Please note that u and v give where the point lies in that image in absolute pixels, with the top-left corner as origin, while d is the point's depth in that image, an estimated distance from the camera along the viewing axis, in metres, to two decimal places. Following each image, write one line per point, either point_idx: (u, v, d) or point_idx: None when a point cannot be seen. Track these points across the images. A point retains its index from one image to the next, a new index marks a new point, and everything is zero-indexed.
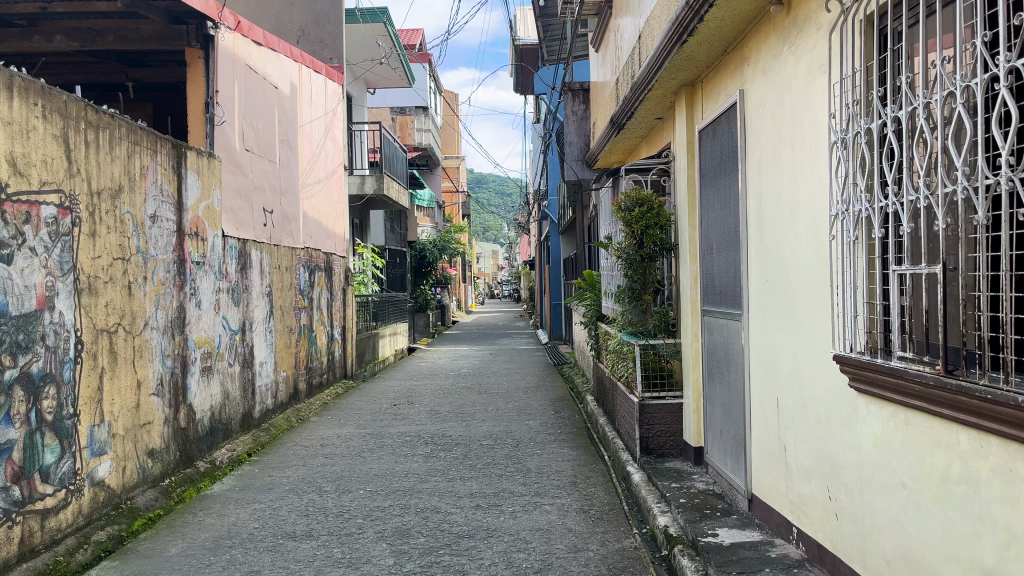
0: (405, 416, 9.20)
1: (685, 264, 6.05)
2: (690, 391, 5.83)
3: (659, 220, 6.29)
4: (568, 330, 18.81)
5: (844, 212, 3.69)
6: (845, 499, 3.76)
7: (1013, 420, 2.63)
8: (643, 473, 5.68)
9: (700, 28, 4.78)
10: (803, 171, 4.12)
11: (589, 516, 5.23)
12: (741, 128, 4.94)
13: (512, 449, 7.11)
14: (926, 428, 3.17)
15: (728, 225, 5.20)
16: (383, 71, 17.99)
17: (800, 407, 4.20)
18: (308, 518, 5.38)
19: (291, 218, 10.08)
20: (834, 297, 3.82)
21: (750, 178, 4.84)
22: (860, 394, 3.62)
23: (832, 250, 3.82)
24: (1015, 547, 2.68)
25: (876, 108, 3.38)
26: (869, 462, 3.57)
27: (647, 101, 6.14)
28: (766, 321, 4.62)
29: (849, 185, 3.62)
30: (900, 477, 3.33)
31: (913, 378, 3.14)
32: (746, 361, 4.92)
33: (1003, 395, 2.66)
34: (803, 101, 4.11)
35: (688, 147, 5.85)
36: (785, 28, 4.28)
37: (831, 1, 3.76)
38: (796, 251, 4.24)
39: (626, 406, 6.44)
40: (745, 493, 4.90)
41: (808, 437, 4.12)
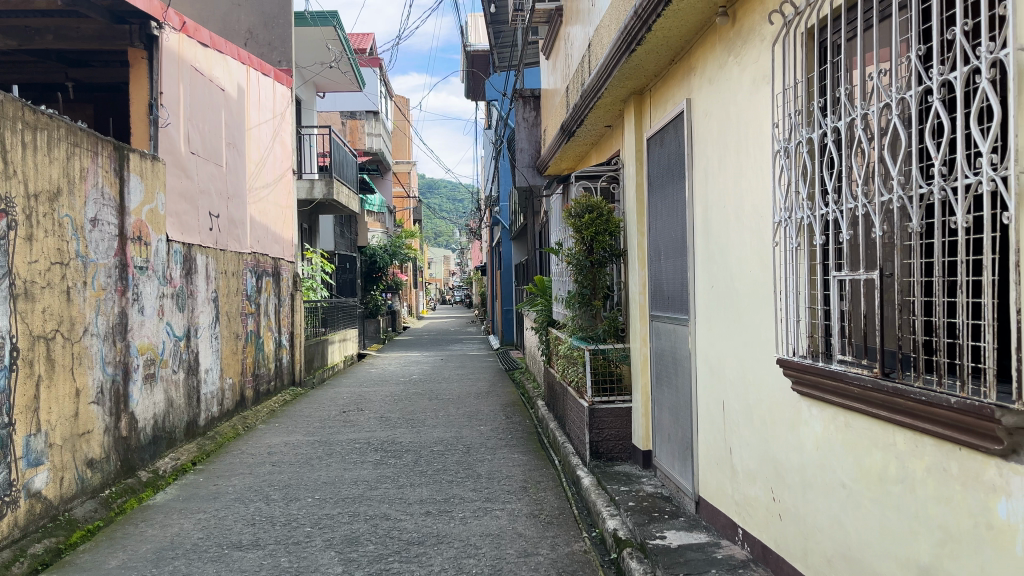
0: (354, 423, 9.11)
1: (633, 270, 6.12)
2: (639, 395, 5.89)
3: (608, 226, 6.32)
4: (519, 336, 18.87)
5: (786, 219, 3.78)
6: (788, 500, 3.84)
7: (948, 421, 2.74)
8: (592, 477, 5.72)
9: (648, 38, 4.86)
10: (748, 179, 4.21)
11: (540, 521, 5.25)
12: (687, 136, 5.03)
13: (462, 455, 7.09)
14: (865, 429, 3.27)
15: (675, 231, 5.30)
16: (333, 74, 17.84)
17: (745, 409, 4.28)
18: (255, 526, 5.29)
19: (238, 222, 9.90)
20: (778, 303, 3.91)
21: (697, 185, 4.93)
22: (802, 397, 3.71)
23: (775, 256, 3.91)
24: (949, 544, 2.80)
25: (817, 119, 3.49)
26: (811, 463, 3.66)
27: (596, 108, 6.20)
28: (713, 326, 4.70)
29: (791, 193, 3.71)
30: (840, 478, 3.43)
31: (852, 381, 3.24)
32: (693, 364, 5.00)
33: (937, 397, 2.76)
34: (747, 110, 4.21)
35: (637, 154, 5.93)
36: (729, 38, 4.38)
37: (774, 14, 3.86)
38: (741, 257, 4.32)
39: (576, 410, 6.46)
40: (692, 496, 4.98)
41: (753, 439, 4.20)
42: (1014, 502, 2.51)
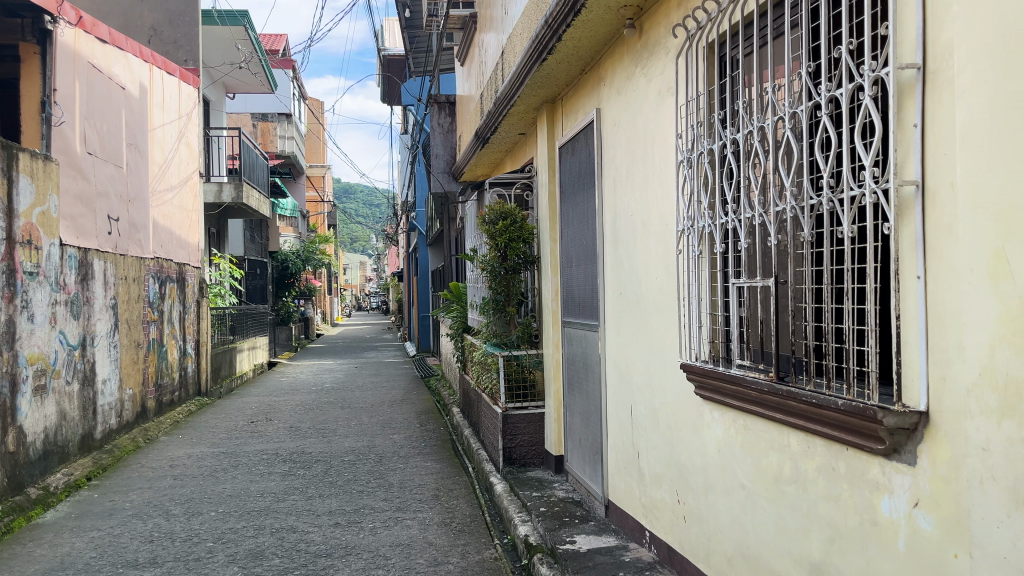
0: (262, 433, 8.88)
1: (546, 277, 6.18)
2: (551, 401, 5.95)
3: (522, 233, 6.36)
4: (435, 342, 18.80)
5: (689, 227, 3.87)
6: (692, 501, 3.93)
7: (836, 422, 2.85)
8: (505, 483, 5.73)
9: (559, 47, 4.91)
10: (654, 189, 4.30)
11: (450, 529, 5.22)
12: (597, 145, 5.11)
13: (374, 464, 7.00)
14: (762, 431, 3.38)
15: (586, 239, 5.37)
16: (243, 75, 17.41)
17: (652, 413, 4.36)
18: (153, 543, 5.07)
19: (139, 225, 9.52)
20: (682, 309, 4.01)
21: (606, 193, 5.01)
22: (704, 400, 3.81)
23: (679, 263, 4.00)
24: (838, 540, 2.92)
25: (717, 131, 3.59)
26: (713, 465, 3.76)
27: (510, 115, 6.23)
28: (622, 332, 4.78)
29: (693, 203, 3.81)
30: (739, 479, 3.53)
31: (749, 385, 3.34)
32: (603, 370, 5.07)
33: (825, 400, 2.88)
34: (653, 120, 4.31)
35: (549, 162, 5.99)
36: (637, 50, 4.47)
37: (678, 27, 3.96)
38: (648, 265, 4.41)
39: (490, 417, 6.47)
40: (602, 499, 5.04)
41: (659, 443, 4.28)
42: (896, 499, 2.65)
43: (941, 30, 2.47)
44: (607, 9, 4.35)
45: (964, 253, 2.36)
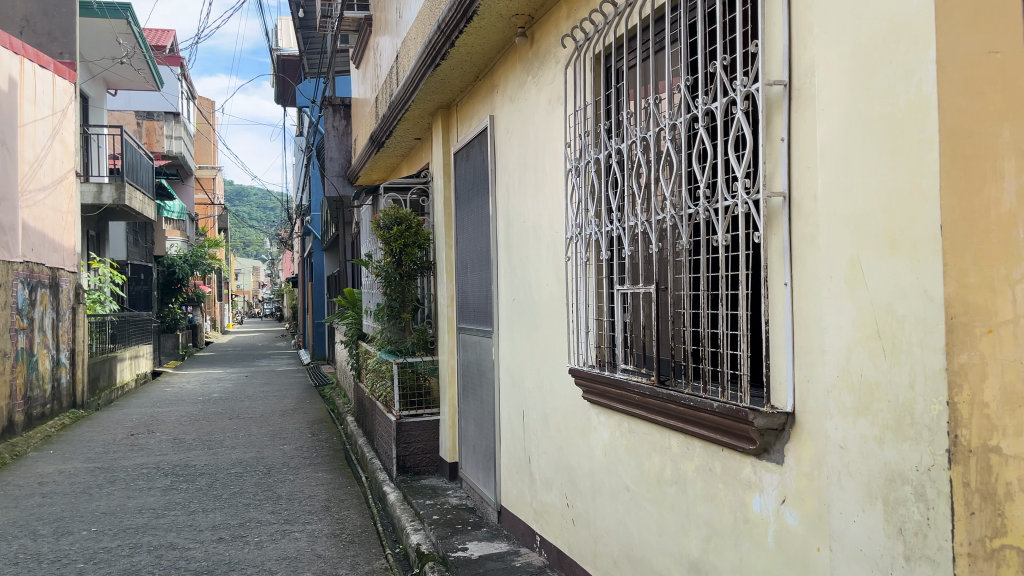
0: (142, 447, 8.47)
1: (442, 283, 6.15)
2: (446, 408, 5.92)
3: (417, 238, 6.29)
4: (330, 350, 18.43)
5: (577, 235, 3.94)
6: (580, 505, 4.00)
7: (712, 424, 2.96)
8: (398, 492, 5.66)
9: (452, 54, 4.91)
10: (544, 196, 4.36)
11: (340, 540, 5.12)
12: (490, 152, 5.13)
13: (262, 476, 6.79)
14: (645, 434, 3.47)
15: (480, 246, 5.39)
16: (126, 71, 16.62)
17: (543, 419, 4.40)
18: (15, 567, 4.75)
19: (6, 227, 8.92)
20: (570, 314, 4.07)
21: (499, 200, 5.04)
22: (591, 405, 3.88)
23: (568, 270, 4.07)
24: (714, 539, 3.03)
25: (603, 140, 3.67)
26: (600, 468, 3.83)
27: (405, 120, 6.19)
28: (514, 338, 4.81)
29: (581, 210, 3.88)
30: (624, 482, 3.62)
31: (632, 389, 3.41)
32: (496, 375, 5.09)
33: (701, 402, 2.98)
34: (544, 128, 4.36)
35: (444, 167, 5.97)
36: (528, 58, 4.52)
37: (566, 38, 4.02)
38: (539, 271, 4.46)
39: (384, 425, 6.39)
40: (494, 505, 5.05)
41: (549, 448, 4.33)
42: (766, 497, 2.77)
43: (804, 50, 2.60)
44: (499, 17, 4.38)
45: (824, 261, 2.50)
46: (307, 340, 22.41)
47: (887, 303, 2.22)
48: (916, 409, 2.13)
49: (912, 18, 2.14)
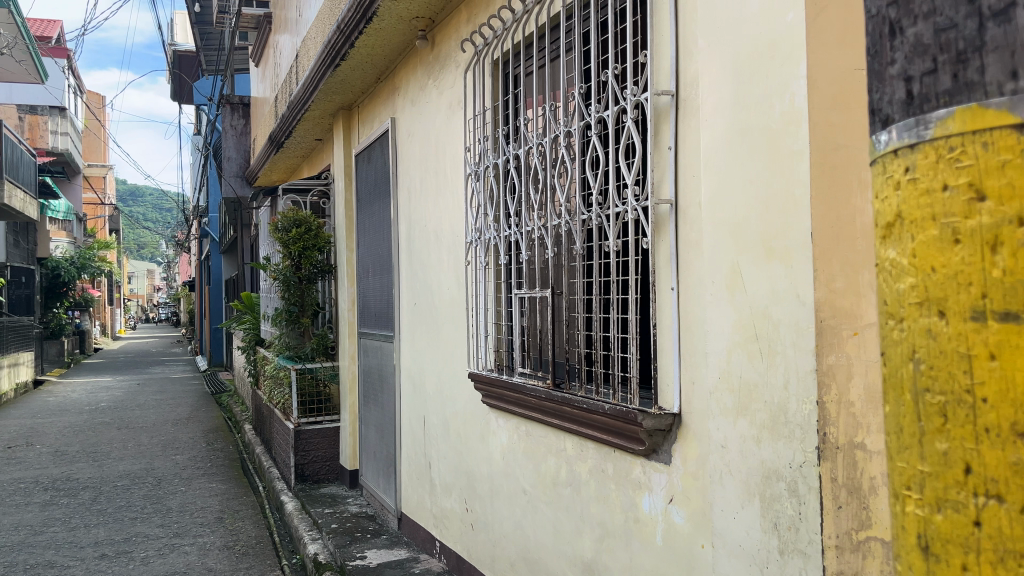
0: (19, 460, 7.97)
1: (343, 287, 6.04)
2: (347, 415, 5.82)
3: (317, 241, 6.18)
4: (228, 356, 17.87)
5: (476, 239, 3.95)
6: (479, 509, 3.99)
7: (604, 426, 3.00)
8: (296, 501, 5.53)
9: (352, 55, 4.84)
10: (445, 200, 4.34)
11: (233, 553, 4.95)
12: (392, 154, 5.08)
13: (151, 488, 6.50)
14: (542, 437, 3.50)
15: (381, 249, 5.33)
16: (6, 61, 15.67)
17: (443, 424, 4.38)
18: None
19: None
20: (470, 319, 4.06)
21: (401, 203, 4.99)
22: (490, 409, 3.89)
23: (468, 274, 4.06)
24: (607, 539, 3.08)
25: (501, 145, 3.69)
26: (498, 472, 3.84)
27: (305, 120, 6.06)
28: (415, 342, 4.77)
29: (480, 215, 3.89)
30: (522, 485, 3.64)
31: (529, 392, 3.44)
32: (397, 381, 5.04)
33: (594, 405, 3.02)
34: (444, 131, 4.35)
35: (346, 170, 5.88)
36: (429, 61, 4.50)
37: (466, 42, 4.03)
38: (440, 276, 4.44)
39: (282, 432, 6.23)
40: (394, 512, 4.99)
41: (448, 453, 4.32)
42: (655, 497, 2.84)
43: (690, 62, 2.69)
44: (399, 19, 4.34)
45: (707, 266, 2.58)
46: (205, 345, 21.63)
47: (764, 307, 2.31)
48: (790, 408, 2.22)
49: (784, 35, 2.23)
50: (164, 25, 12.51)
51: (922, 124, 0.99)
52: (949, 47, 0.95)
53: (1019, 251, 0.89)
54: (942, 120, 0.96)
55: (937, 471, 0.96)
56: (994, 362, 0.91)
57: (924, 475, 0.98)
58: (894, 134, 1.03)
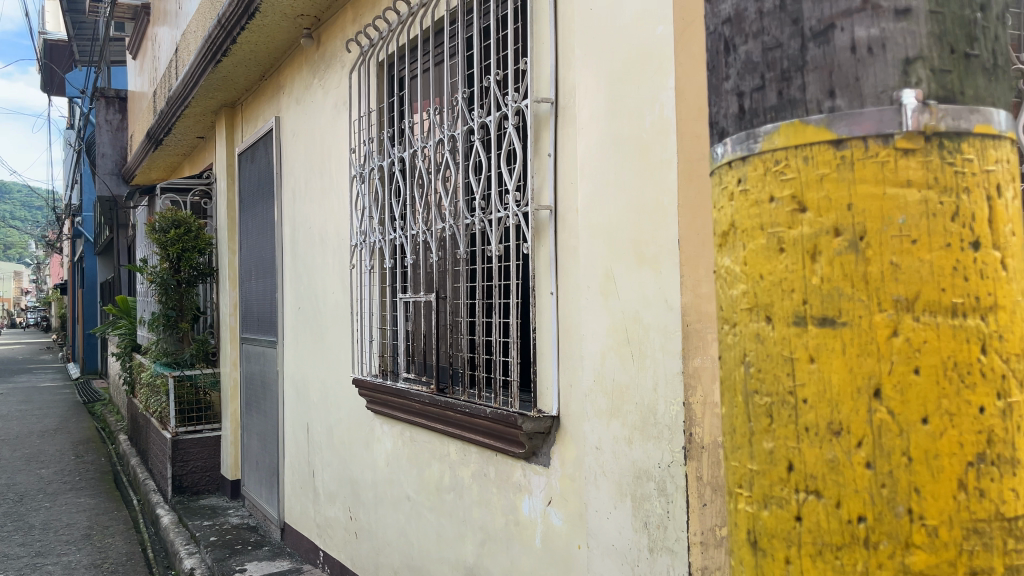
0: None
1: (224, 290, 5.84)
2: (229, 423, 5.62)
3: (196, 243, 5.97)
4: (102, 363, 16.94)
5: (361, 241, 3.89)
6: (363, 517, 3.93)
7: (486, 430, 3.01)
8: (173, 515, 5.29)
9: (234, 51, 4.68)
10: (330, 202, 4.26)
11: (101, 571, 4.69)
12: (276, 155, 4.95)
13: (12, 505, 6.08)
14: (425, 442, 3.48)
15: (264, 252, 5.18)
16: None
17: (327, 431, 4.29)
18: None
19: None
20: (355, 323, 4.00)
21: (284, 204, 4.87)
22: (375, 415, 3.83)
23: (353, 278, 4.00)
24: (488, 543, 3.09)
25: (386, 148, 3.65)
26: (382, 478, 3.80)
27: (185, 117, 5.83)
28: (299, 347, 4.66)
29: (365, 218, 3.84)
30: (405, 491, 3.61)
31: (412, 397, 3.41)
32: (280, 387, 4.90)
33: (476, 408, 3.02)
34: (329, 132, 4.27)
35: (229, 169, 5.68)
36: (314, 60, 4.41)
37: (351, 42, 3.96)
38: (324, 280, 4.35)
39: (158, 443, 5.96)
40: (277, 522, 4.86)
41: (332, 460, 4.23)
42: (534, 499, 2.87)
43: (568, 70, 2.73)
44: (282, 16, 4.23)
45: (583, 272, 2.62)
46: (78, 352, 20.39)
47: (636, 312, 2.37)
48: (658, 409, 2.28)
49: (654, 47, 2.30)
50: (32, 13, 11.79)
51: (751, 138, 1.03)
52: (775, 65, 1.01)
53: (835, 260, 0.96)
54: (769, 134, 1.01)
55: (763, 468, 1.01)
56: (813, 364, 0.97)
57: (753, 473, 1.03)
58: (730, 146, 1.07)
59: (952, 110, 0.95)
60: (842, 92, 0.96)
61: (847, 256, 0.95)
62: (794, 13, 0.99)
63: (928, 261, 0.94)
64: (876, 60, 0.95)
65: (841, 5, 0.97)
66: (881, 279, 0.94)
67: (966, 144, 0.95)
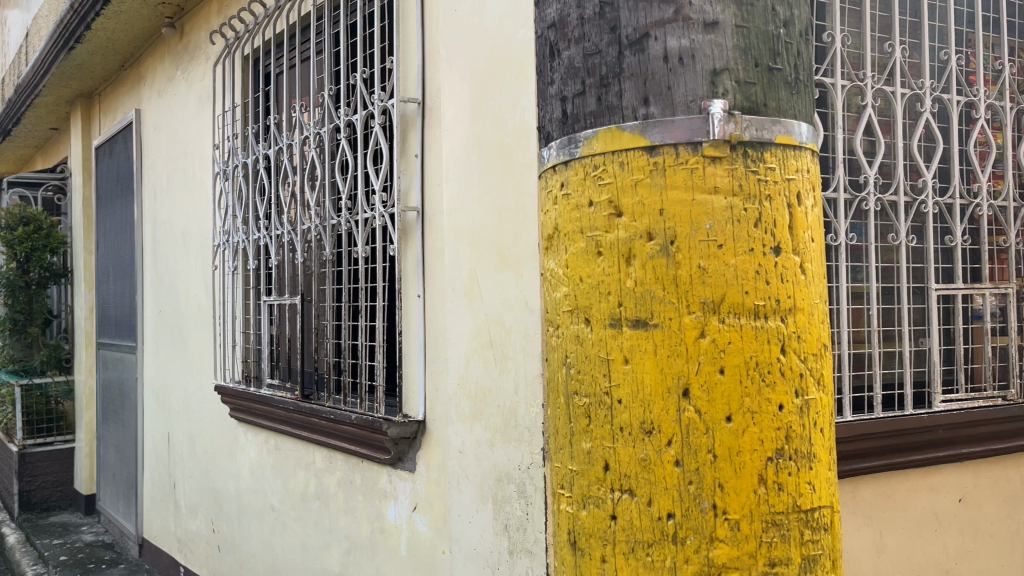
0: None
1: (79, 293, 5.49)
2: (83, 434, 5.29)
3: (48, 242, 5.61)
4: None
5: (225, 242, 3.75)
6: (226, 529, 3.78)
7: (351, 435, 2.95)
8: (18, 534, 4.92)
9: (90, 38, 4.42)
10: (192, 200, 4.08)
11: None
12: (135, 150, 4.70)
13: None
14: (290, 450, 3.38)
15: (123, 252, 4.90)
16: None
17: (189, 441, 4.10)
18: None
19: None
20: (217, 327, 3.84)
21: (145, 202, 4.63)
22: (239, 423, 3.69)
23: (215, 280, 3.84)
24: (354, 551, 3.03)
25: (251, 145, 3.53)
26: (246, 488, 3.66)
27: (36, 107, 5.45)
28: (159, 352, 4.43)
29: (229, 217, 3.70)
30: (270, 501, 3.49)
31: (276, 404, 3.30)
32: (139, 395, 4.65)
33: (341, 414, 2.96)
34: (192, 127, 4.09)
35: (85, 164, 5.35)
36: (176, 51, 4.21)
37: (216, 34, 3.82)
38: (186, 281, 4.16)
39: (4, 457, 5.54)
40: (136, 538, 4.60)
41: (194, 471, 4.05)
42: (399, 505, 2.83)
43: (434, 72, 2.72)
44: (142, 3, 4.02)
45: (447, 274, 2.61)
46: None
47: (497, 314, 2.38)
48: (519, 412, 2.29)
49: (516, 52, 2.32)
50: None
51: (574, 142, 1.04)
52: (595, 71, 1.02)
53: (648, 263, 0.99)
54: (588, 139, 1.03)
55: (582, 469, 1.02)
56: (628, 365, 0.99)
57: (572, 474, 1.04)
58: (554, 150, 1.08)
59: (756, 120, 0.99)
60: (655, 100, 0.99)
61: (659, 260, 0.98)
62: (612, 21, 1.02)
63: (733, 264, 0.98)
64: (687, 69, 0.98)
65: (655, 15, 1.00)
66: (689, 282, 0.97)
67: (769, 154, 1.00)
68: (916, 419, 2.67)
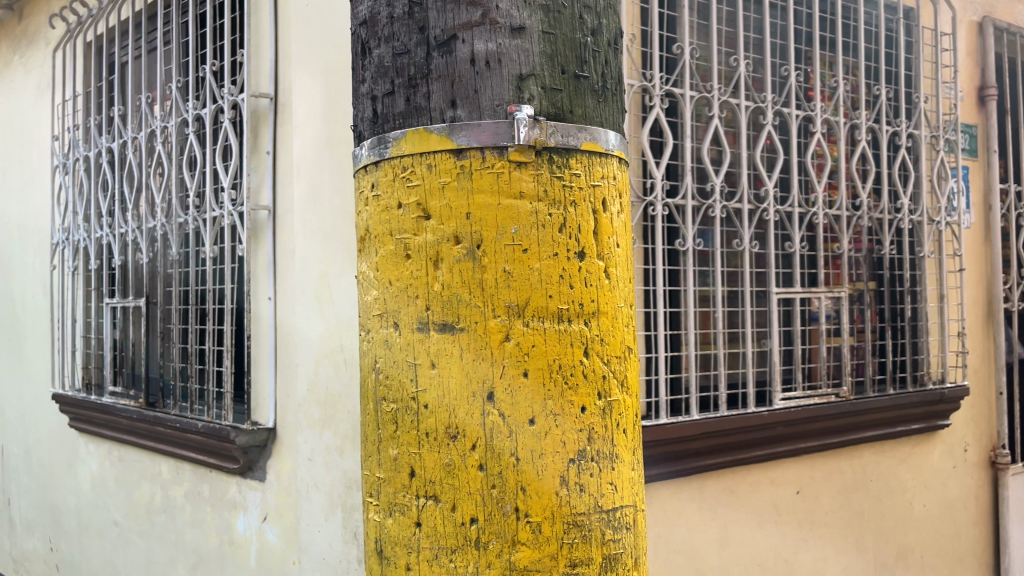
0: None
1: None
2: None
3: None
4: None
5: (64, 240, 3.51)
6: (64, 547, 3.53)
7: (198, 445, 2.81)
8: None
9: None
10: (29, 195, 3.80)
11: None
12: None
13: None
14: (135, 461, 3.19)
15: None
16: None
17: (25, 453, 3.81)
18: None
19: None
20: (55, 331, 3.58)
21: None
22: (79, 433, 3.46)
23: (54, 280, 3.58)
24: (201, 565, 2.89)
25: (94, 137, 3.32)
26: (86, 503, 3.43)
27: None
28: None
29: (69, 214, 3.47)
30: (112, 516, 3.28)
31: (119, 413, 3.11)
32: None
33: (187, 423, 2.82)
34: (30, 116, 3.80)
35: None
36: (13, 34, 3.91)
37: (56, 17, 3.57)
38: (22, 282, 3.86)
39: None
40: None
41: (30, 486, 3.76)
42: (249, 516, 2.72)
43: (286, 67, 2.64)
44: None
45: (297, 276, 2.53)
46: None
47: (348, 317, 2.33)
48: None
49: None
50: None
51: (382, 143, 1.02)
52: (403, 72, 1.01)
53: (455, 266, 0.98)
54: (397, 140, 1.01)
55: (389, 476, 1.00)
56: (434, 369, 0.98)
57: (380, 481, 1.02)
58: (365, 150, 1.05)
59: (562, 127, 1.00)
60: (462, 103, 0.98)
61: (465, 263, 0.97)
62: (421, 21, 1.01)
63: (538, 268, 0.98)
64: (493, 73, 0.98)
65: (462, 17, 0.99)
66: (494, 286, 0.97)
67: (574, 160, 1.01)
68: (757, 416, 2.78)
